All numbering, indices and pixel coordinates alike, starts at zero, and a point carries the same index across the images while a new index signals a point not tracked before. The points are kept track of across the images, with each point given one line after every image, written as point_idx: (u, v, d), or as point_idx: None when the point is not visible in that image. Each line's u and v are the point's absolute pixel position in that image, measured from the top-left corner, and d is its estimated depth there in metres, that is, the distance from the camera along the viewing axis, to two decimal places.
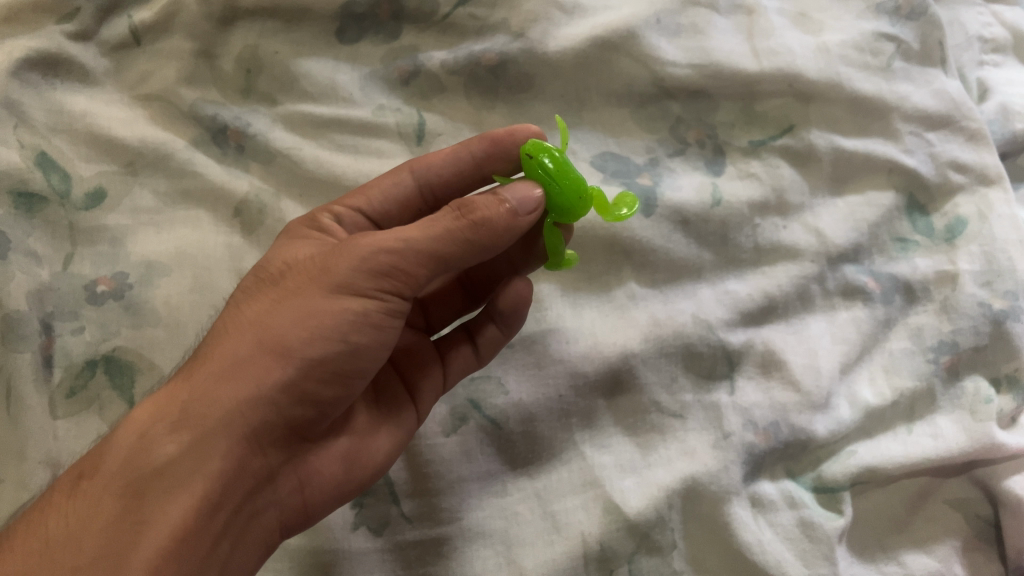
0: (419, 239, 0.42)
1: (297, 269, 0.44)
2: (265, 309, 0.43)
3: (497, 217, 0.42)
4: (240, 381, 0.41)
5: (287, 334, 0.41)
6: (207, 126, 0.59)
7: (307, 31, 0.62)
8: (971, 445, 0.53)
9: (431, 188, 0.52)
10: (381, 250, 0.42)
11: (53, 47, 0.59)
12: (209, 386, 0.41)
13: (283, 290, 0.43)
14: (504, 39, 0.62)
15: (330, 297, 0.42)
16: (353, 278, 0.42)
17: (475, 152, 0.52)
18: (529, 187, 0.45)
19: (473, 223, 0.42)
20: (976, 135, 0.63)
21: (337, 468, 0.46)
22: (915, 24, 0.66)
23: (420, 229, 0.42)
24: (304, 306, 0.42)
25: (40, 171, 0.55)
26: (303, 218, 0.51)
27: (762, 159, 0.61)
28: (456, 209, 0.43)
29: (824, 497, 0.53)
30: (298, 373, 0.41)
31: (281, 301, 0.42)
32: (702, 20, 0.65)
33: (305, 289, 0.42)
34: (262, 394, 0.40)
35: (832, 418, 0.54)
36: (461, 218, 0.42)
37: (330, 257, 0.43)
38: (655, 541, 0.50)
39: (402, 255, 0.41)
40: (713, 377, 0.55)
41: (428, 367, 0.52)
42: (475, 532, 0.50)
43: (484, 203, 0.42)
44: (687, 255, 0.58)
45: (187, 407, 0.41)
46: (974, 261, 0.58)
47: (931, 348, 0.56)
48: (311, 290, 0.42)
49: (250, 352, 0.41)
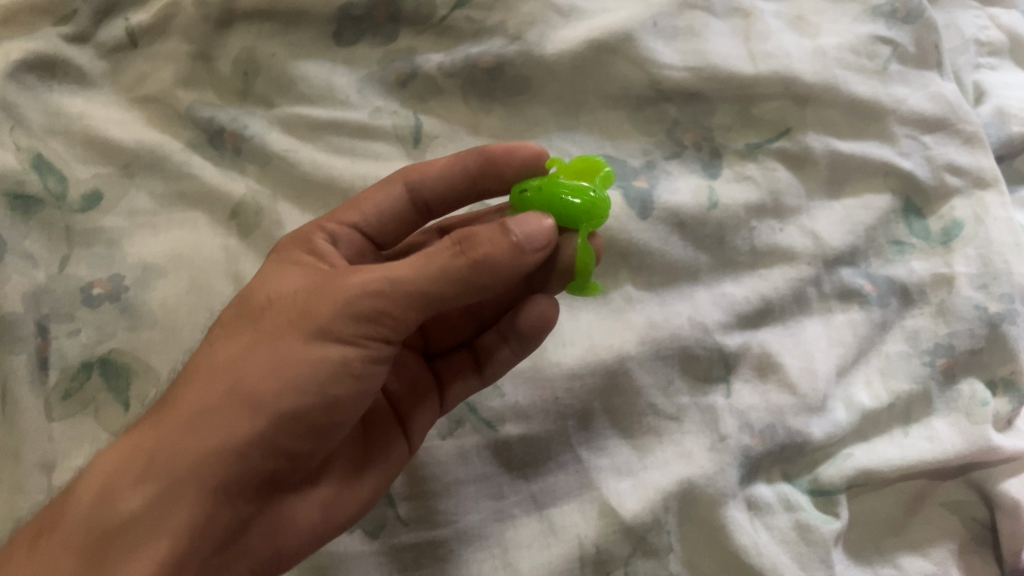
0: (410, 283, 0.41)
1: (278, 307, 0.43)
2: (243, 352, 0.42)
3: (501, 256, 0.41)
4: (209, 432, 0.40)
5: (259, 384, 0.40)
6: (204, 129, 0.59)
7: (304, 33, 0.62)
8: (966, 448, 0.53)
9: (426, 200, 0.53)
10: (365, 295, 0.41)
11: (50, 49, 0.59)
12: (177, 436, 0.40)
13: (258, 333, 0.42)
14: (501, 42, 0.62)
15: (307, 344, 0.41)
16: (334, 324, 0.41)
17: (469, 164, 0.52)
18: (537, 217, 0.43)
19: (472, 264, 0.40)
20: (972, 138, 0.63)
21: (315, 515, 0.45)
22: (912, 27, 0.66)
23: (412, 272, 0.41)
24: (282, 355, 0.41)
25: (37, 173, 0.55)
26: (293, 235, 0.50)
27: (759, 162, 0.62)
28: (457, 243, 0.41)
29: (821, 499, 0.53)
30: (274, 426, 0.40)
31: (255, 346, 0.42)
32: (699, 23, 0.65)
33: (284, 335, 0.42)
34: (230, 446, 0.40)
35: (829, 421, 0.54)
36: (461, 255, 0.41)
37: (310, 300, 0.42)
38: (652, 544, 0.50)
39: (389, 299, 0.41)
40: (710, 380, 0.55)
41: (427, 398, 0.51)
42: (472, 534, 0.50)
43: (484, 241, 0.41)
44: (683, 258, 0.58)
45: (153, 458, 0.40)
46: (970, 264, 0.58)
47: (927, 351, 0.56)
48: (291, 336, 0.41)
49: (220, 401, 0.41)
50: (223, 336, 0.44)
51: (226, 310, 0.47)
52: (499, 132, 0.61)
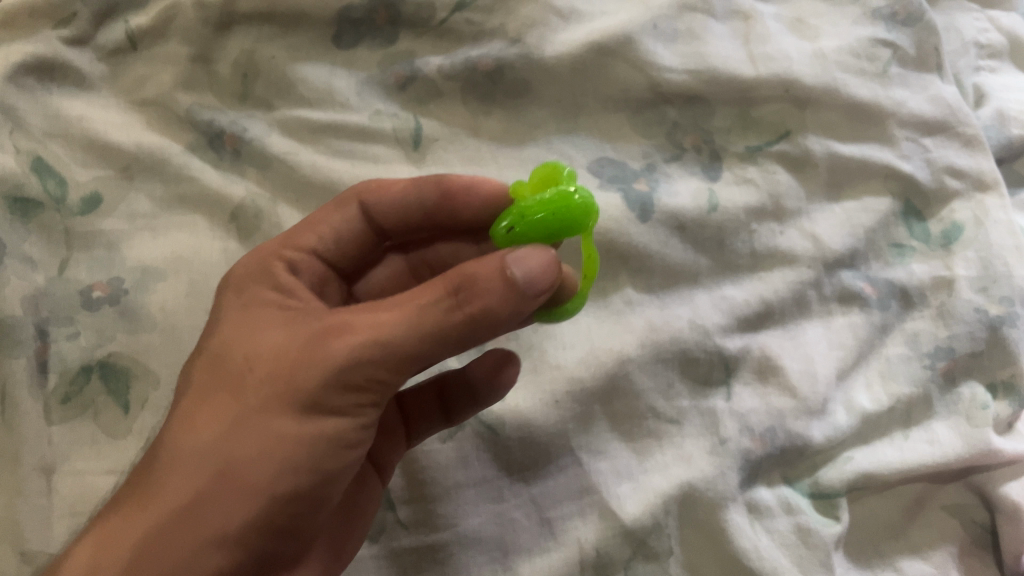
0: (405, 344, 0.38)
1: (257, 373, 0.40)
2: (224, 428, 0.39)
3: (502, 309, 0.38)
4: (201, 520, 0.37)
5: (253, 464, 0.38)
6: (204, 131, 0.59)
7: (304, 36, 0.62)
8: (967, 451, 0.53)
9: (386, 227, 0.51)
10: (360, 360, 0.38)
11: (50, 52, 0.59)
12: (165, 528, 0.37)
13: (242, 405, 0.39)
14: (500, 45, 0.62)
15: (301, 416, 0.38)
16: (327, 392, 0.38)
17: (426, 197, 0.50)
18: (535, 249, 0.39)
19: (473, 321, 0.38)
20: (972, 141, 0.63)
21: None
22: (912, 30, 0.66)
23: (406, 331, 0.38)
24: (269, 432, 0.38)
25: (36, 176, 0.55)
26: (245, 265, 0.47)
27: (759, 165, 0.62)
28: (455, 295, 0.38)
29: (821, 503, 0.53)
30: (268, 512, 0.38)
31: (242, 421, 0.39)
32: (699, 26, 0.65)
33: (269, 408, 0.38)
34: (226, 533, 0.37)
35: (829, 424, 0.54)
36: (459, 310, 0.38)
37: (297, 366, 0.39)
38: (652, 548, 0.50)
39: (386, 362, 0.38)
40: (710, 383, 0.55)
41: (395, 436, 0.50)
42: (472, 538, 0.50)
43: (484, 295, 0.38)
44: (683, 260, 0.58)
45: (138, 555, 0.37)
46: (970, 267, 0.58)
47: (928, 354, 0.56)
48: (276, 410, 0.38)
49: (211, 486, 0.38)
50: (199, 408, 0.40)
51: (192, 374, 0.42)
52: (498, 135, 0.61)
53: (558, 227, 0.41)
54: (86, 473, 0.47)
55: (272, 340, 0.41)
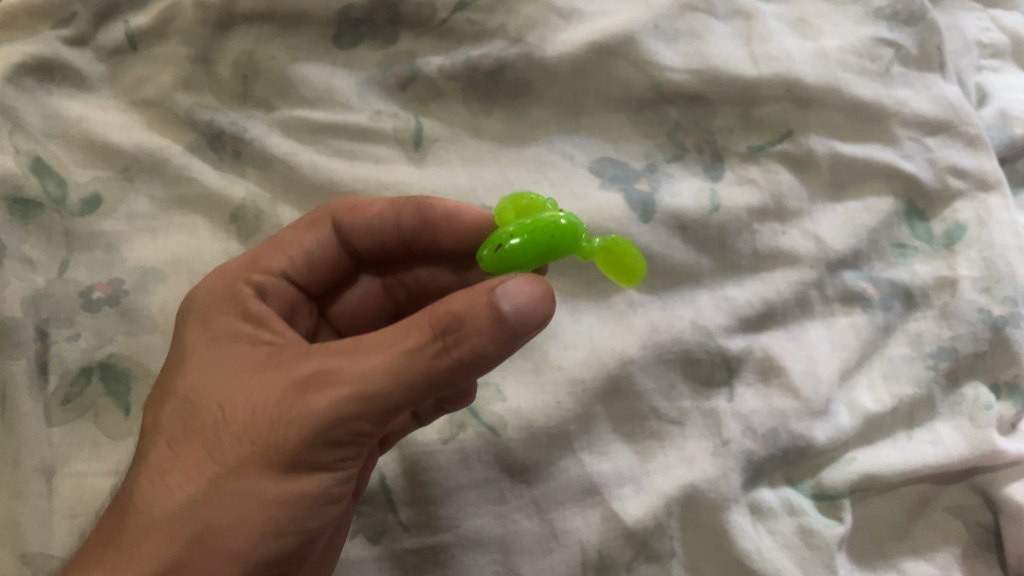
0: (387, 396, 0.36)
1: (234, 427, 0.38)
2: (202, 487, 0.38)
3: (490, 352, 0.36)
4: None
5: (235, 524, 0.37)
6: (203, 132, 0.59)
7: (304, 36, 0.62)
8: (970, 452, 0.53)
9: (358, 248, 0.50)
10: (341, 413, 0.37)
11: (49, 52, 0.58)
12: None
13: (220, 462, 0.38)
14: (502, 44, 0.61)
15: (281, 470, 0.37)
16: (308, 446, 0.37)
17: (403, 220, 0.49)
18: (524, 278, 0.37)
19: (458, 366, 0.36)
20: (975, 141, 0.62)
21: None
22: (914, 29, 0.66)
23: (387, 382, 0.36)
24: (250, 493, 0.37)
25: (36, 177, 0.55)
26: (215, 294, 0.46)
27: (761, 165, 0.61)
28: (440, 340, 0.36)
29: (824, 504, 0.53)
30: None
31: (221, 480, 0.38)
32: (700, 26, 0.64)
33: (248, 466, 0.37)
34: None
35: (832, 425, 0.54)
36: (444, 357, 0.36)
37: (277, 421, 0.37)
38: (655, 549, 0.50)
39: (369, 412, 0.37)
40: (712, 384, 0.55)
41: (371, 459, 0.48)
42: (474, 540, 0.50)
43: (470, 338, 0.36)
44: (685, 261, 0.58)
45: None
46: (973, 267, 0.58)
47: (931, 355, 0.56)
48: (255, 469, 0.37)
49: (188, 551, 0.37)
50: (175, 463, 0.39)
51: (167, 421, 0.41)
52: (499, 135, 0.61)
53: (548, 245, 0.39)
54: (86, 475, 0.47)
55: (248, 390, 0.39)
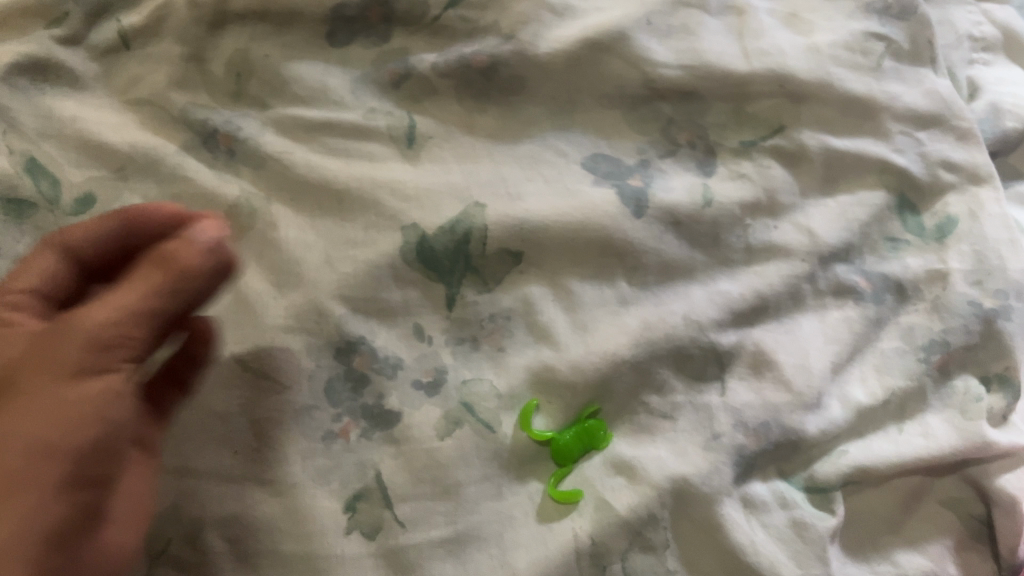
0: (136, 309, 0.39)
1: (15, 372, 0.38)
2: None
3: (204, 271, 0.41)
4: None
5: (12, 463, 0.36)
6: (197, 131, 0.59)
7: (297, 35, 0.62)
8: (961, 444, 0.54)
9: (108, 238, 0.44)
10: (106, 326, 0.39)
11: (43, 52, 0.59)
12: None
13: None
14: (494, 41, 0.61)
15: (58, 397, 0.37)
16: (85, 362, 0.38)
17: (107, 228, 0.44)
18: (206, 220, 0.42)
19: (194, 275, 0.40)
20: (966, 134, 0.63)
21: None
22: (905, 24, 0.66)
23: (136, 298, 0.39)
24: (33, 416, 0.37)
25: (29, 177, 0.55)
26: None
27: (753, 159, 0.62)
28: (156, 264, 0.40)
29: (817, 497, 0.54)
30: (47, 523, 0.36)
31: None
32: (693, 21, 0.64)
33: (24, 394, 0.37)
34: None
35: (825, 418, 0.55)
36: (160, 271, 0.40)
37: (47, 347, 0.38)
38: (648, 540, 0.51)
39: (132, 326, 0.39)
40: (704, 378, 0.55)
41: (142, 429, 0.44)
42: (472, 535, 0.50)
43: (178, 259, 0.40)
44: (679, 256, 0.58)
45: None
46: (964, 260, 0.59)
47: (923, 347, 0.57)
48: (38, 392, 0.37)
49: None
50: None
51: None
52: (494, 132, 0.61)
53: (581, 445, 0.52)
54: None
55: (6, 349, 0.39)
